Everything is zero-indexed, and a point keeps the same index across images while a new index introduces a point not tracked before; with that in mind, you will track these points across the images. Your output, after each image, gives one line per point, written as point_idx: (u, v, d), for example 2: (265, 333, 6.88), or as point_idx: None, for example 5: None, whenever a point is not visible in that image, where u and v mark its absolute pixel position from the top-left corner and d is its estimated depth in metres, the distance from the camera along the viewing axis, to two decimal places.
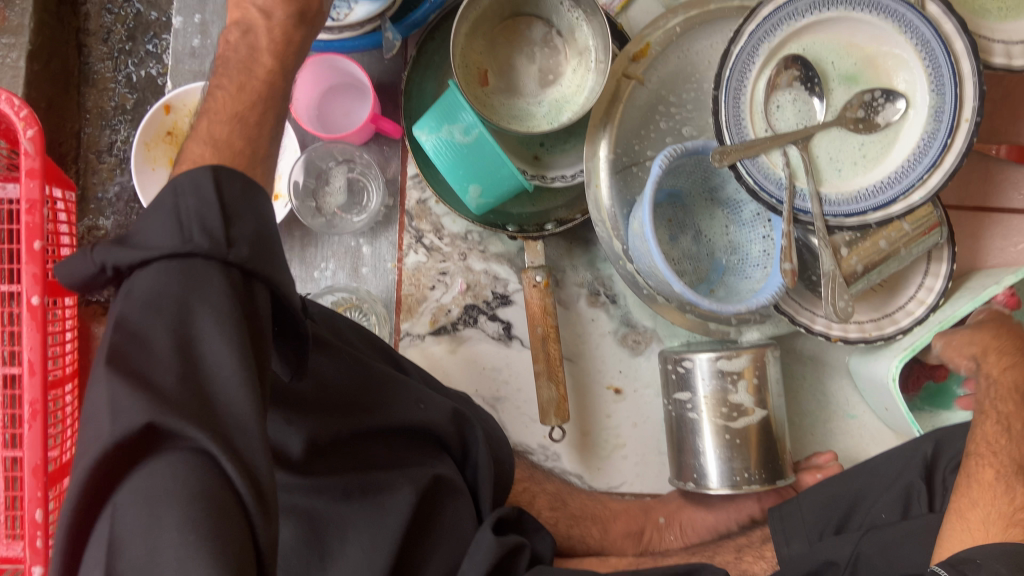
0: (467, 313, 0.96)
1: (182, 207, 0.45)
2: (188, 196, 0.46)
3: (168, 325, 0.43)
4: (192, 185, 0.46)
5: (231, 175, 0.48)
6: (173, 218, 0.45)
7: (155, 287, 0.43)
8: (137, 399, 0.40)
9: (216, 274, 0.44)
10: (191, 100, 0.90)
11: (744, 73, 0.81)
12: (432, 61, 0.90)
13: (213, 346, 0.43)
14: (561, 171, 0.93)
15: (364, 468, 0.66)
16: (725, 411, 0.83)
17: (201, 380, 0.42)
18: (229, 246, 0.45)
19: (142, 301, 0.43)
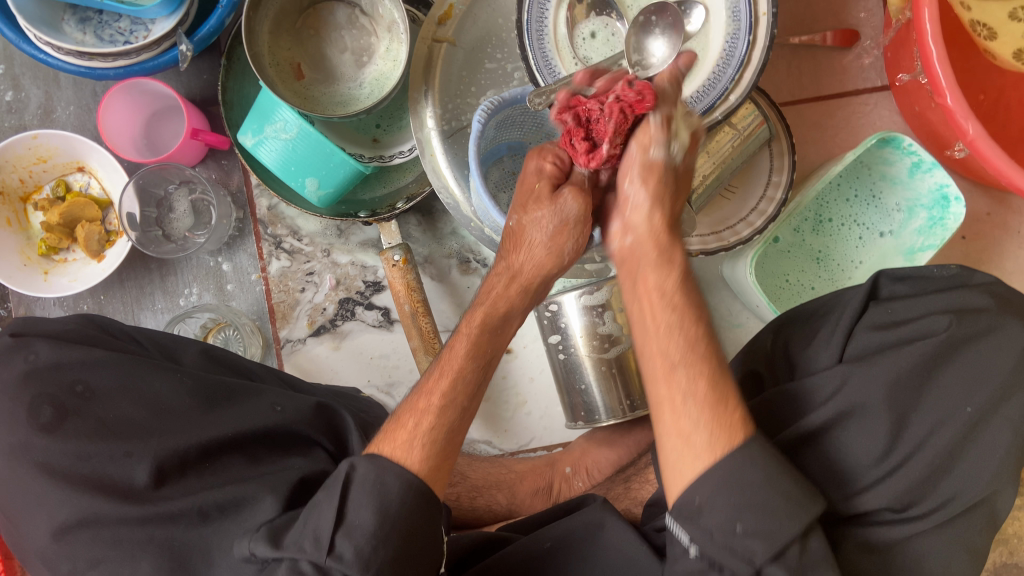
0: (342, 308, 0.95)
1: (384, 497, 0.56)
2: (326, 494, 0.57)
3: (353, 523, 0.55)
4: (336, 480, 0.58)
5: (366, 464, 0.57)
6: (305, 522, 0.56)
7: (322, 501, 0.57)
8: (330, 509, 0.56)
9: (360, 541, 0.54)
10: (12, 154, 0.87)
11: (542, 10, 0.82)
12: (247, 65, 0.89)
13: (381, 465, 0.57)
14: (399, 148, 0.93)
15: (216, 485, 0.65)
16: (597, 342, 0.84)
17: (381, 501, 0.56)
18: (332, 552, 0.54)
19: (314, 514, 0.57)
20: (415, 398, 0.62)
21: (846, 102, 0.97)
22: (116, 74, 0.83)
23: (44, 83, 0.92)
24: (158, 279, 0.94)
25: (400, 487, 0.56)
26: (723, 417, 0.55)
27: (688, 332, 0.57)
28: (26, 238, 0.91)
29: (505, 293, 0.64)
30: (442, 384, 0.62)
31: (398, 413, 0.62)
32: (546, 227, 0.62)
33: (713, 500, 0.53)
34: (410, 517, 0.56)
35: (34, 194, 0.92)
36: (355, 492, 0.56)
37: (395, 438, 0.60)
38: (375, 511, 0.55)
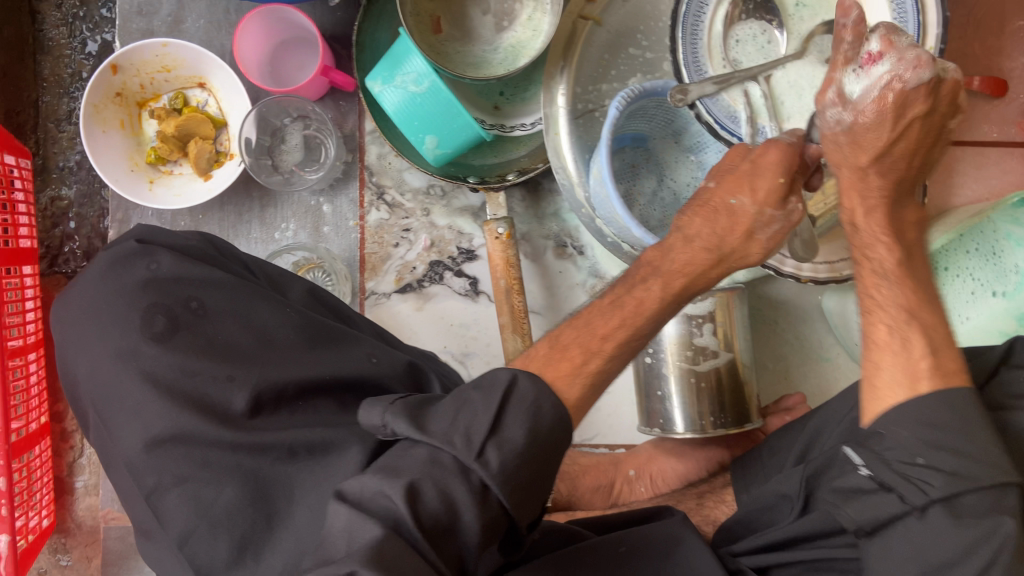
0: (432, 270, 0.94)
1: (538, 417, 0.50)
2: (481, 393, 0.50)
3: (508, 431, 0.48)
4: (493, 382, 0.51)
5: (528, 382, 0.51)
6: (455, 414, 0.49)
7: (472, 397, 0.50)
8: (485, 409, 0.49)
9: (507, 457, 0.47)
10: (138, 58, 0.87)
11: (702, 7, 0.79)
12: (387, 10, 0.87)
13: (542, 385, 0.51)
14: (520, 120, 0.92)
15: (310, 425, 0.63)
16: (690, 353, 0.83)
17: (535, 428, 0.49)
18: (479, 456, 0.47)
19: (460, 407, 0.50)
20: (587, 326, 0.57)
21: (981, 152, 0.93)
22: None
23: None
24: (258, 208, 0.93)
25: (554, 416, 0.50)
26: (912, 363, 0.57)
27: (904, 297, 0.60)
28: (137, 143, 0.91)
29: (696, 259, 0.60)
30: (612, 322, 0.57)
31: (559, 336, 0.57)
32: (770, 227, 0.60)
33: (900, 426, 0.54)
34: (551, 445, 0.50)
35: (151, 101, 0.91)
36: (514, 403, 0.49)
37: (560, 360, 0.55)
38: (526, 424, 0.49)
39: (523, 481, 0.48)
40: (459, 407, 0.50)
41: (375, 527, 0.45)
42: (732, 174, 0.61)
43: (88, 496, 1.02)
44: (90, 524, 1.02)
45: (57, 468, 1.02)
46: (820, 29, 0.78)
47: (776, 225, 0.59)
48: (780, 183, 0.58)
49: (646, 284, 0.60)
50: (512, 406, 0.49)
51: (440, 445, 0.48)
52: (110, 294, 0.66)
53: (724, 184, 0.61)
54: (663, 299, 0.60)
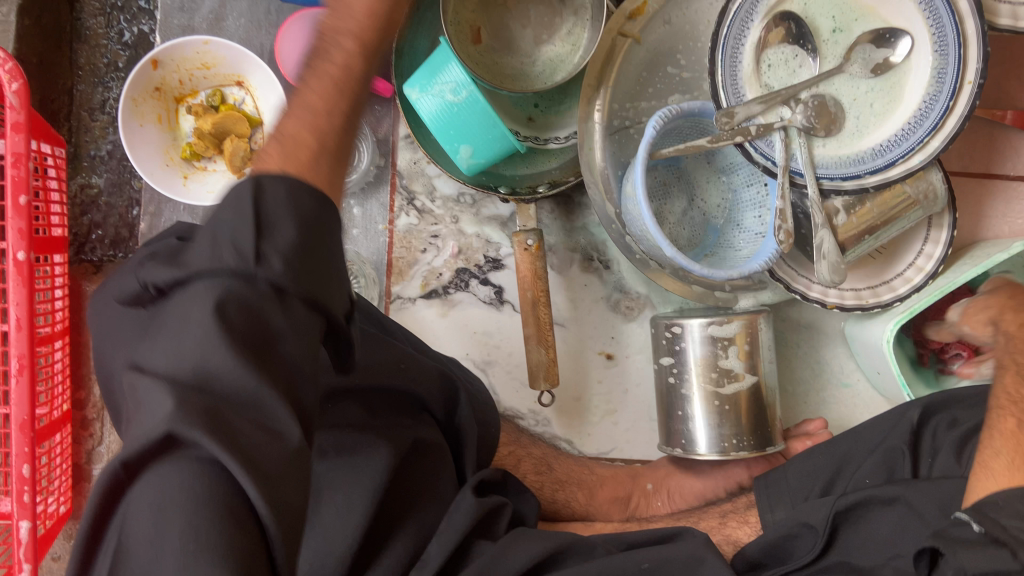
0: (458, 277, 0.95)
1: (298, 203, 0.41)
2: (229, 207, 0.40)
3: (244, 247, 0.39)
4: (236, 195, 0.40)
5: (273, 179, 0.41)
6: (213, 238, 0.40)
7: (191, 301, 0.39)
8: (228, 260, 0.39)
9: (273, 284, 0.39)
10: (179, 54, 0.87)
11: (743, 31, 0.78)
12: (425, 17, 0.87)
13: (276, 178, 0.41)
14: (556, 133, 0.91)
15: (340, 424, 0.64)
16: (715, 376, 0.83)
17: (276, 192, 0.41)
18: (260, 260, 0.39)
19: (177, 315, 0.39)
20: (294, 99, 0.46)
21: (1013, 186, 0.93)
22: None
23: None
24: None
25: (318, 203, 0.42)
26: None
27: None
28: (173, 139, 0.91)
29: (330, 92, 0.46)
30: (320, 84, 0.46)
31: (281, 127, 0.44)
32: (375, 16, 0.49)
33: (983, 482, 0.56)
34: (323, 227, 0.42)
35: (188, 97, 0.91)
36: (265, 205, 0.40)
37: (310, 106, 0.45)
38: (300, 244, 0.40)
39: (300, 290, 0.40)
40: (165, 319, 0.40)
41: (170, 396, 0.36)
42: None
43: None
44: None
45: (75, 455, 1.03)
46: (861, 41, 0.78)
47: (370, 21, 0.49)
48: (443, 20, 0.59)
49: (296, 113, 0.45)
50: (184, 305, 0.39)
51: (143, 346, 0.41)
52: None
53: None
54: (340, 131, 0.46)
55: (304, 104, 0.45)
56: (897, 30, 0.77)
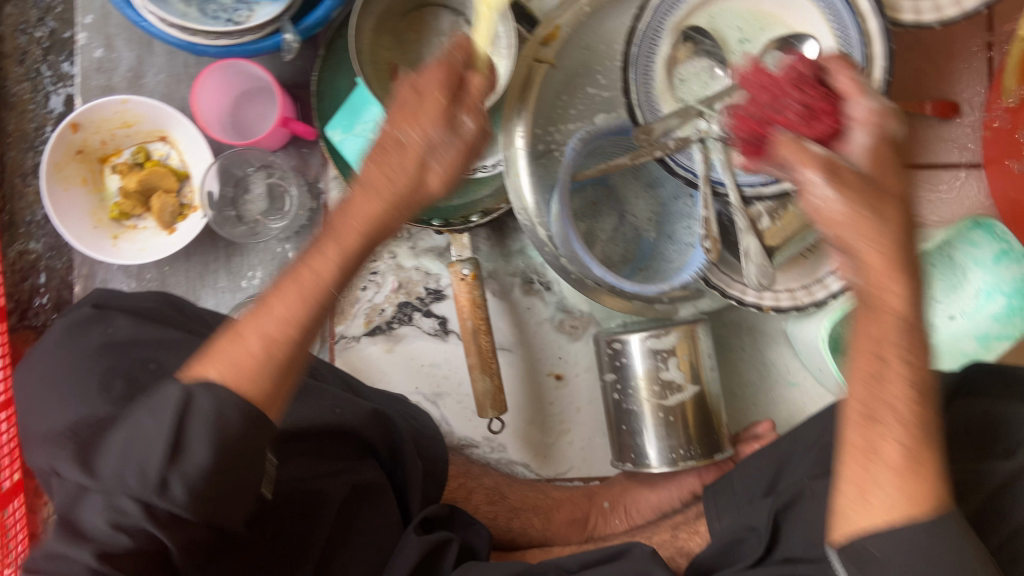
0: (401, 311, 0.95)
1: (223, 428, 0.49)
2: (153, 418, 0.49)
3: (145, 469, 0.48)
4: (164, 403, 0.49)
5: (206, 395, 0.49)
6: (124, 452, 0.49)
7: (146, 431, 0.49)
8: (158, 444, 0.48)
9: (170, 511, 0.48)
10: (98, 116, 0.87)
11: (653, 47, 0.80)
12: (342, 58, 0.87)
13: (222, 393, 0.49)
14: (482, 161, 0.91)
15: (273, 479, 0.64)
16: (658, 388, 0.84)
17: (187, 417, 0.49)
18: (161, 490, 0.48)
19: (133, 434, 0.49)
20: (264, 310, 0.53)
21: (937, 174, 0.95)
22: (216, 51, 0.83)
23: (137, 48, 0.92)
24: (224, 258, 0.93)
25: (243, 420, 0.50)
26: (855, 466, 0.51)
27: (923, 385, 0.51)
28: (100, 200, 0.90)
29: (354, 238, 0.55)
30: (291, 301, 0.53)
31: (240, 327, 0.53)
32: (441, 151, 0.55)
33: (890, 553, 0.49)
34: (246, 446, 0.50)
35: (113, 157, 0.91)
36: (189, 421, 0.48)
37: (244, 346, 0.52)
38: (210, 451, 0.48)
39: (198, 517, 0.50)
40: (120, 437, 0.50)
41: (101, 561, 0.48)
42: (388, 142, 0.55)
43: None
44: None
45: (32, 525, 1.02)
46: (769, 48, 0.80)
47: (446, 147, 0.55)
48: (441, 103, 0.55)
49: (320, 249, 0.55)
50: (122, 439, 0.49)
51: (111, 489, 0.49)
52: (65, 360, 0.66)
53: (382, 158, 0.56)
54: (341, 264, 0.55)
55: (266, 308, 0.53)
56: (801, 36, 0.79)
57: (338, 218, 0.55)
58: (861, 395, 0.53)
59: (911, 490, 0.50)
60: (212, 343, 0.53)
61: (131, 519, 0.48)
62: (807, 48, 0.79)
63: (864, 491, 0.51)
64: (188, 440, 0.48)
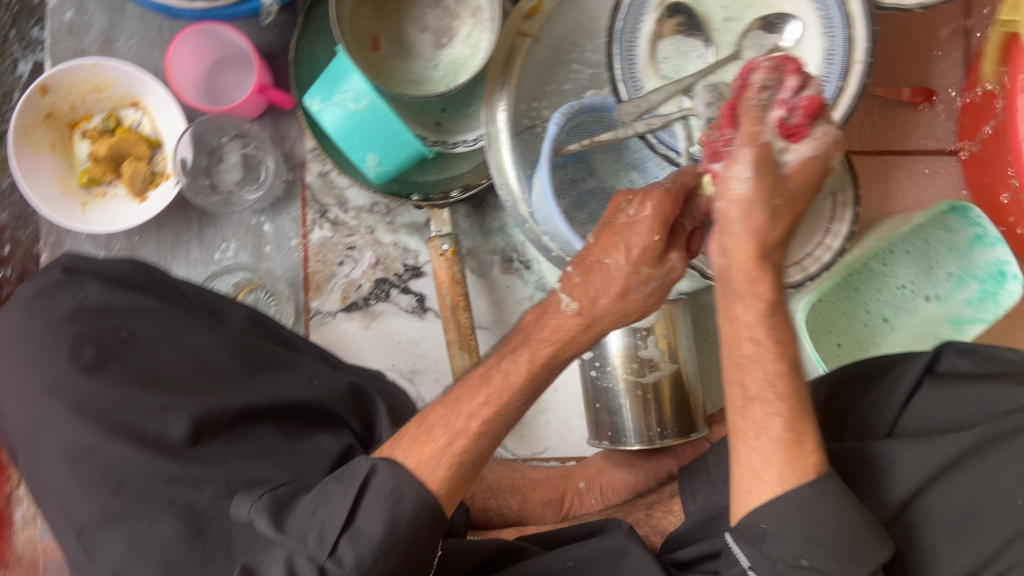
0: (378, 288, 0.94)
1: (399, 506, 0.52)
2: (342, 483, 0.53)
3: (323, 532, 0.51)
4: (354, 473, 0.54)
5: (388, 469, 0.53)
6: (314, 510, 0.53)
7: (315, 503, 0.53)
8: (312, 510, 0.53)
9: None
10: (68, 79, 0.84)
11: (637, 22, 0.80)
12: (324, 27, 0.86)
13: (384, 477, 0.53)
14: (464, 136, 0.91)
15: (245, 454, 0.62)
16: (636, 365, 0.83)
17: (395, 553, 0.51)
18: (331, 553, 0.51)
19: (323, 505, 0.53)
20: (454, 405, 0.57)
21: (913, 161, 0.95)
22: (191, 15, 0.80)
23: (109, 11, 0.89)
24: (196, 229, 0.92)
25: (415, 507, 0.52)
26: (790, 461, 0.55)
27: (769, 366, 0.56)
28: (69, 166, 0.88)
29: (565, 324, 0.58)
30: (479, 398, 0.57)
31: (428, 414, 0.58)
32: (645, 286, 0.57)
33: (781, 529, 0.54)
34: (418, 544, 0.52)
35: (83, 122, 0.88)
36: (370, 497, 0.52)
37: (429, 440, 0.55)
38: (383, 520, 0.51)
39: None
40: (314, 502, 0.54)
41: None
42: (607, 227, 0.58)
43: (27, 527, 1.00)
44: (30, 557, 0.99)
45: None
46: (752, 27, 0.80)
47: (652, 283, 0.57)
48: (655, 241, 0.55)
49: (514, 356, 0.58)
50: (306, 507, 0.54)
51: (295, 545, 0.52)
52: (38, 328, 0.64)
53: (603, 245, 0.58)
54: (468, 418, 0.56)
55: (396, 439, 0.57)
56: (785, 16, 0.79)
57: (445, 417, 0.56)
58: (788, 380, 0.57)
59: (814, 464, 0.55)
60: (403, 429, 0.58)
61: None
62: (791, 27, 0.79)
63: (754, 471, 0.56)
64: (365, 509, 0.52)
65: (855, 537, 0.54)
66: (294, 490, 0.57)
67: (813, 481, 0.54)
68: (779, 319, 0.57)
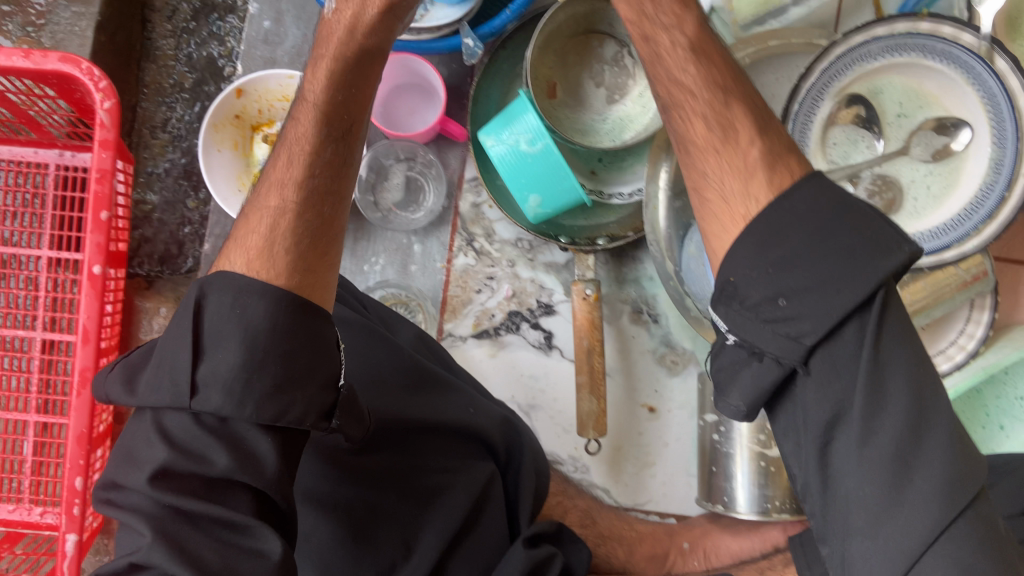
0: (510, 319, 0.97)
1: (253, 342, 0.51)
2: (176, 329, 0.53)
3: (221, 356, 0.50)
4: (185, 304, 0.53)
5: (219, 289, 0.52)
6: (159, 368, 0.52)
7: (171, 347, 0.52)
8: (227, 352, 0.50)
9: (195, 436, 0.50)
10: (263, 86, 0.90)
11: (814, 108, 0.81)
12: (504, 69, 0.92)
13: (218, 298, 0.52)
14: (619, 188, 0.94)
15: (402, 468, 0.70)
16: (762, 437, 0.85)
17: (273, 376, 0.50)
18: (193, 395, 0.50)
19: (166, 360, 0.52)
20: (262, 192, 0.59)
21: None
22: (392, 44, 0.85)
23: (304, 26, 0.95)
24: (350, 240, 0.96)
25: (265, 323, 0.51)
26: (749, 174, 0.55)
27: (747, 167, 0.55)
28: (246, 165, 0.93)
29: (304, 137, 0.60)
30: (285, 172, 0.59)
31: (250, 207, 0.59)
32: (375, 29, 0.62)
33: (750, 277, 0.52)
34: (283, 355, 0.51)
35: (265, 126, 0.93)
36: (205, 317, 0.52)
37: (252, 223, 0.57)
38: (238, 354, 0.50)
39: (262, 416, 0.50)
40: (163, 344, 0.53)
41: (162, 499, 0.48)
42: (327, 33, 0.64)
43: None
44: None
45: None
46: (925, 126, 0.80)
47: (354, 62, 0.62)
48: (371, 22, 0.62)
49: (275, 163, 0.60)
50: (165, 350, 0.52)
51: (156, 404, 0.52)
52: None
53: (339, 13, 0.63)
54: (291, 175, 0.58)
55: (241, 222, 0.58)
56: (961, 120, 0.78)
57: (276, 173, 0.59)
58: (773, 170, 0.54)
59: (749, 210, 0.54)
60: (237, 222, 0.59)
61: (182, 432, 0.51)
62: (963, 133, 0.78)
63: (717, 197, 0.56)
64: (202, 337, 0.52)
65: (857, 249, 0.50)
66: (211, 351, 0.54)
67: (829, 265, 0.50)
68: (765, 172, 0.54)
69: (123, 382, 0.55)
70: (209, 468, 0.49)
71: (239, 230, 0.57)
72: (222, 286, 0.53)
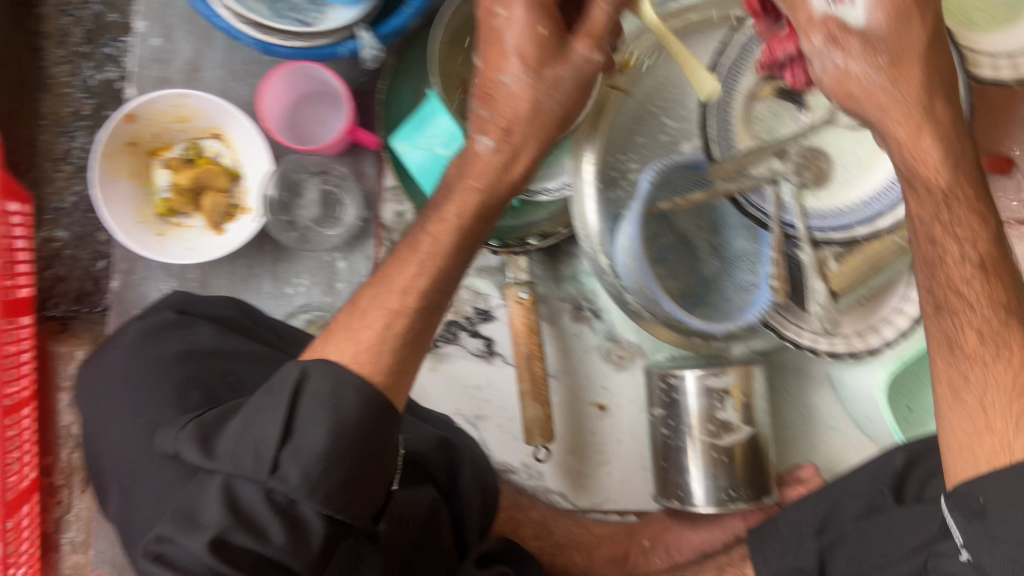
0: (447, 330, 0.93)
1: (341, 415, 0.50)
2: (270, 399, 0.52)
3: (304, 442, 0.49)
4: (284, 382, 0.52)
5: (323, 374, 0.52)
6: (245, 430, 0.50)
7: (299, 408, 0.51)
8: (317, 437, 0.49)
9: (256, 505, 0.48)
10: (156, 108, 0.84)
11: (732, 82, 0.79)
12: (414, 69, 0.87)
13: (354, 379, 0.52)
14: (543, 183, 0.88)
15: None
16: (713, 427, 0.82)
17: (337, 454, 0.49)
18: (275, 471, 0.48)
19: (255, 420, 0.51)
20: (386, 282, 0.58)
21: None
22: (287, 52, 0.80)
23: (196, 41, 0.90)
24: (269, 263, 0.91)
25: (359, 403, 0.51)
26: (995, 286, 0.56)
27: (971, 243, 0.56)
28: (147, 194, 0.87)
29: (489, 163, 0.60)
30: (410, 271, 0.58)
31: (360, 300, 0.58)
32: (553, 89, 0.58)
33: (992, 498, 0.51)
34: (362, 444, 0.51)
35: (163, 150, 0.87)
36: (306, 402, 0.51)
37: (367, 324, 0.56)
38: (323, 429, 0.50)
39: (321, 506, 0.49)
40: (252, 417, 0.51)
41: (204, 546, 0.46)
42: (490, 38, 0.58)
43: (75, 553, 1.01)
44: None
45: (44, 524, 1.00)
46: None
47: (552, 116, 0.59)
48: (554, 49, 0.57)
49: (411, 245, 0.59)
50: (272, 400, 0.51)
51: (231, 470, 0.49)
52: (145, 364, 0.65)
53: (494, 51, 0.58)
54: (416, 265, 0.58)
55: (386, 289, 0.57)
56: None
57: (426, 246, 0.59)
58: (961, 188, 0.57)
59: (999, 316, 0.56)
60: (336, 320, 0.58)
61: (255, 511, 0.48)
62: None
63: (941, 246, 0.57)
64: (301, 425, 0.50)
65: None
66: (219, 416, 0.55)
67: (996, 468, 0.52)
68: None
69: (197, 440, 0.52)
70: (267, 545, 0.47)
71: (358, 301, 0.58)
72: (323, 372, 0.52)
